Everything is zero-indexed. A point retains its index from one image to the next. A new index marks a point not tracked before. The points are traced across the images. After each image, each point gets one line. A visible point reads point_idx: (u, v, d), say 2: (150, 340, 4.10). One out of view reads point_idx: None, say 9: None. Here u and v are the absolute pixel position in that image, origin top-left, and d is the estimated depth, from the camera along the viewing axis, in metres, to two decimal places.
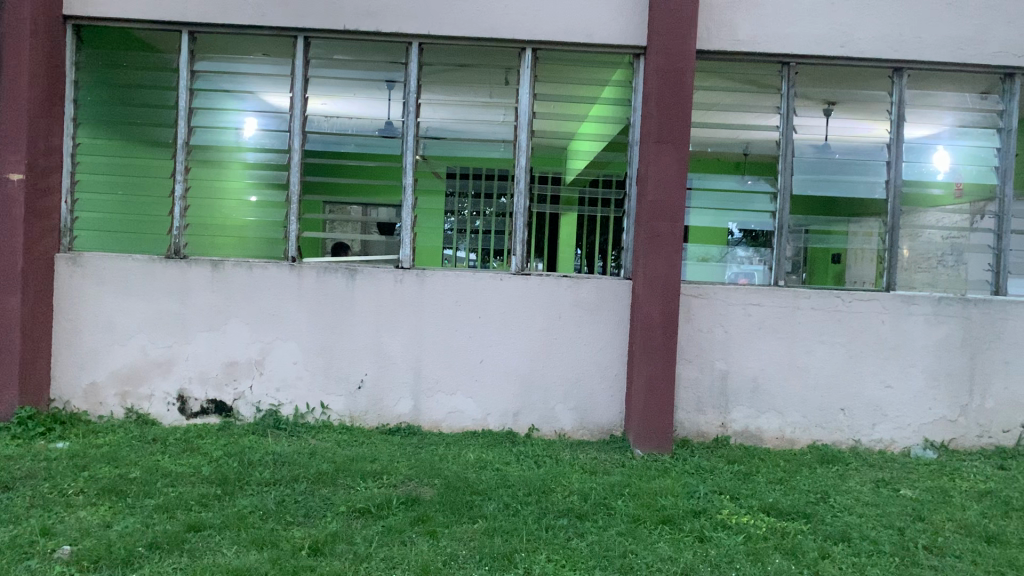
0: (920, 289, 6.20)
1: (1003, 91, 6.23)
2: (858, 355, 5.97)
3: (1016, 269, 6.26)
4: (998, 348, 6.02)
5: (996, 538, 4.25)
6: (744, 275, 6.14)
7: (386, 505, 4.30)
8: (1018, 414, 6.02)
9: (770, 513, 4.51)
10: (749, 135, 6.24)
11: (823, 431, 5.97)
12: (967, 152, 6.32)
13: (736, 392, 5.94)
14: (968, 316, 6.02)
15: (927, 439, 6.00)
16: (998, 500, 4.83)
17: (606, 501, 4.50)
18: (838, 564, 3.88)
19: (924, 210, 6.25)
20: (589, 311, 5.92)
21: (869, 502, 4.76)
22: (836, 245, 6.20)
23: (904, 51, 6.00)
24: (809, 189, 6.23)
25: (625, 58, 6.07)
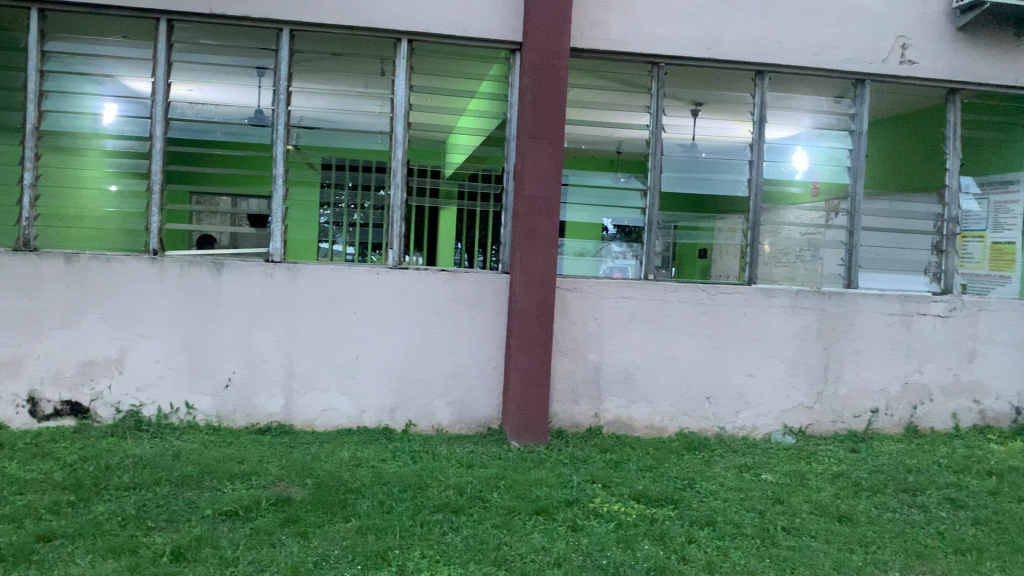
0: (780, 283, 6.48)
1: (855, 96, 6.60)
2: (723, 345, 6.22)
3: (867, 264, 6.65)
4: (850, 338, 6.40)
5: (847, 517, 4.52)
6: (618, 270, 6.28)
7: (255, 506, 4.17)
8: (866, 400, 6.42)
9: (640, 501, 4.64)
10: (622, 133, 6.37)
11: (690, 419, 6.18)
12: (824, 153, 6.66)
13: (609, 383, 6.07)
14: (823, 308, 6.36)
15: (786, 425, 6.31)
16: (849, 482, 5.13)
17: (482, 494, 4.51)
18: (703, 547, 4.03)
19: (784, 208, 6.56)
20: (466, 305, 5.91)
21: (732, 487, 4.97)
22: (702, 241, 6.44)
23: (766, 54, 6.27)
24: (677, 187, 6.42)
25: (502, 53, 6.09)
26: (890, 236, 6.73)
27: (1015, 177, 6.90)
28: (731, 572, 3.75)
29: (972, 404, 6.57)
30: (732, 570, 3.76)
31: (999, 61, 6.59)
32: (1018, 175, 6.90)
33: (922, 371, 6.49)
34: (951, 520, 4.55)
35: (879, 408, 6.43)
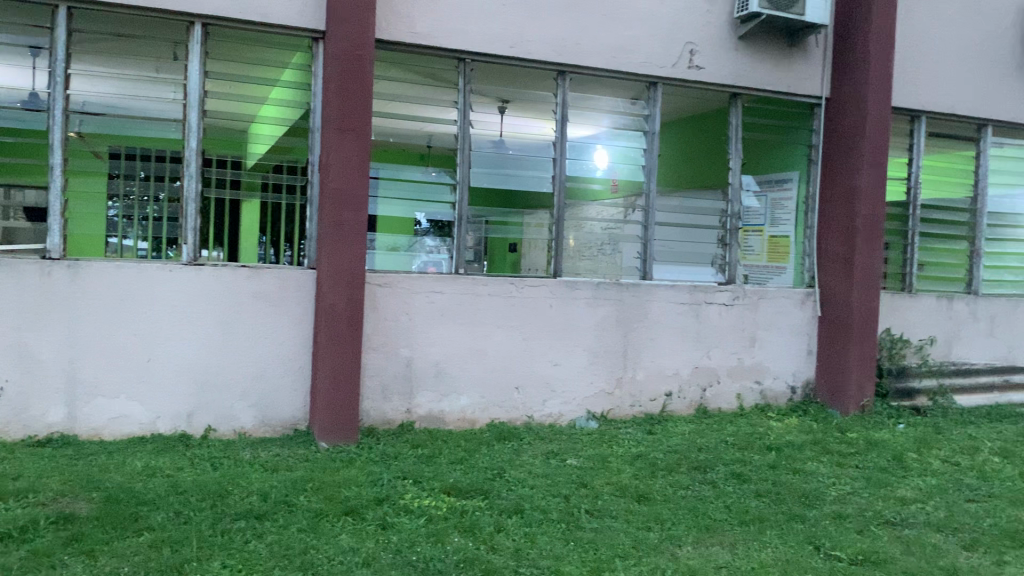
0: (584, 275, 6.71)
1: (649, 98, 6.94)
2: (531, 337, 6.37)
3: (660, 257, 7.05)
4: (646, 327, 6.75)
5: (645, 496, 4.76)
6: (432, 264, 6.27)
7: (32, 527, 3.81)
8: (662, 384, 6.80)
9: (450, 493, 4.67)
10: (432, 128, 6.35)
11: (499, 410, 6.29)
12: (622, 152, 6.96)
13: (420, 377, 6.06)
14: (622, 299, 6.67)
15: (590, 411, 6.57)
16: (648, 462, 5.41)
17: (288, 498, 4.37)
18: (512, 535, 4.11)
19: (586, 204, 6.81)
20: (269, 303, 5.70)
21: (539, 474, 5.10)
22: (512, 236, 6.56)
23: (567, 55, 6.48)
24: (485, 182, 6.50)
25: (304, 42, 5.91)
26: (682, 230, 7.16)
27: (788, 177, 7.58)
28: (538, 557, 3.85)
29: (754, 385, 7.13)
30: (539, 555, 3.86)
31: (774, 69, 7.17)
32: (790, 175, 7.58)
33: (711, 355, 6.96)
34: (737, 493, 4.91)
35: (673, 391, 6.83)
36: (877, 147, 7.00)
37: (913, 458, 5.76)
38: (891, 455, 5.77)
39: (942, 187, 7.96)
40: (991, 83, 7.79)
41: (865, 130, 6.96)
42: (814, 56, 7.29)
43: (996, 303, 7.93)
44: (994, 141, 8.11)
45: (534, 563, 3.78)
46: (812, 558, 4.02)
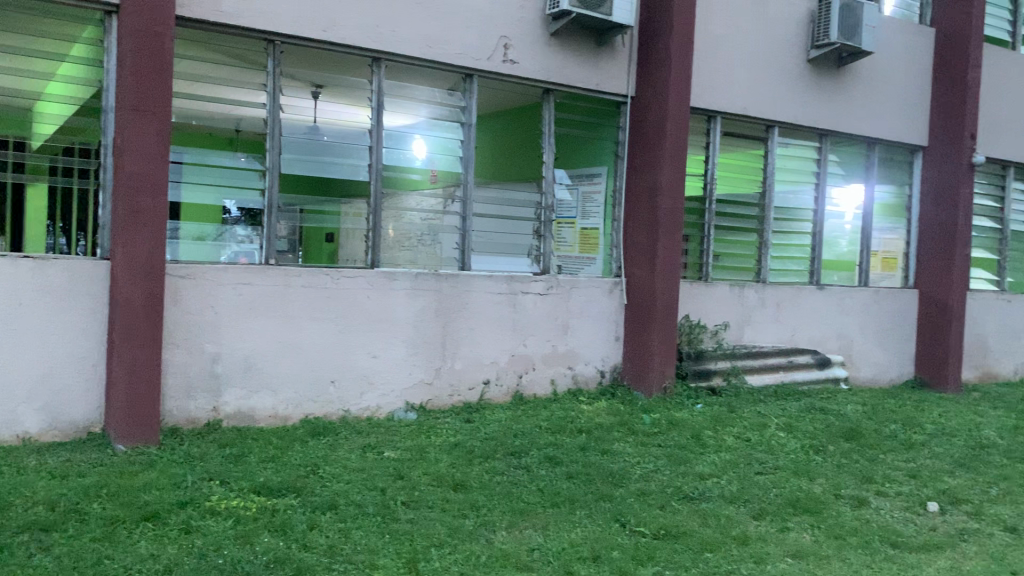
0: (402, 266, 6.66)
1: (465, 90, 6.99)
2: (346, 329, 6.25)
3: (477, 247, 7.10)
4: (463, 317, 6.79)
5: (461, 484, 4.80)
6: (243, 255, 6.03)
7: None
8: (479, 373, 6.88)
9: (260, 493, 4.50)
10: (240, 111, 6.08)
11: (314, 405, 6.14)
12: (439, 143, 6.95)
13: (228, 374, 5.79)
14: (440, 289, 6.67)
15: (408, 402, 6.54)
16: (464, 451, 5.46)
17: (79, 507, 4.05)
18: (325, 532, 4.03)
19: (405, 193, 6.74)
20: (58, 297, 5.25)
21: (355, 468, 5.02)
22: (329, 225, 6.40)
23: (382, 43, 6.39)
24: (296, 169, 6.29)
25: (96, 15, 5.45)
26: (498, 222, 7.24)
27: (597, 172, 7.85)
28: (352, 552, 3.79)
29: (566, 371, 7.36)
30: (353, 550, 3.81)
31: (584, 67, 7.40)
32: (599, 169, 7.85)
33: (526, 343, 7.11)
34: (550, 476, 5.05)
35: (490, 380, 6.93)
36: (677, 144, 7.41)
37: (710, 436, 6.16)
38: (690, 434, 6.14)
39: (735, 183, 8.52)
40: (778, 87, 8.42)
41: (666, 129, 7.35)
42: (621, 55, 7.60)
43: (781, 290, 8.60)
44: (781, 141, 8.76)
45: (348, 558, 3.72)
46: (618, 535, 4.21)
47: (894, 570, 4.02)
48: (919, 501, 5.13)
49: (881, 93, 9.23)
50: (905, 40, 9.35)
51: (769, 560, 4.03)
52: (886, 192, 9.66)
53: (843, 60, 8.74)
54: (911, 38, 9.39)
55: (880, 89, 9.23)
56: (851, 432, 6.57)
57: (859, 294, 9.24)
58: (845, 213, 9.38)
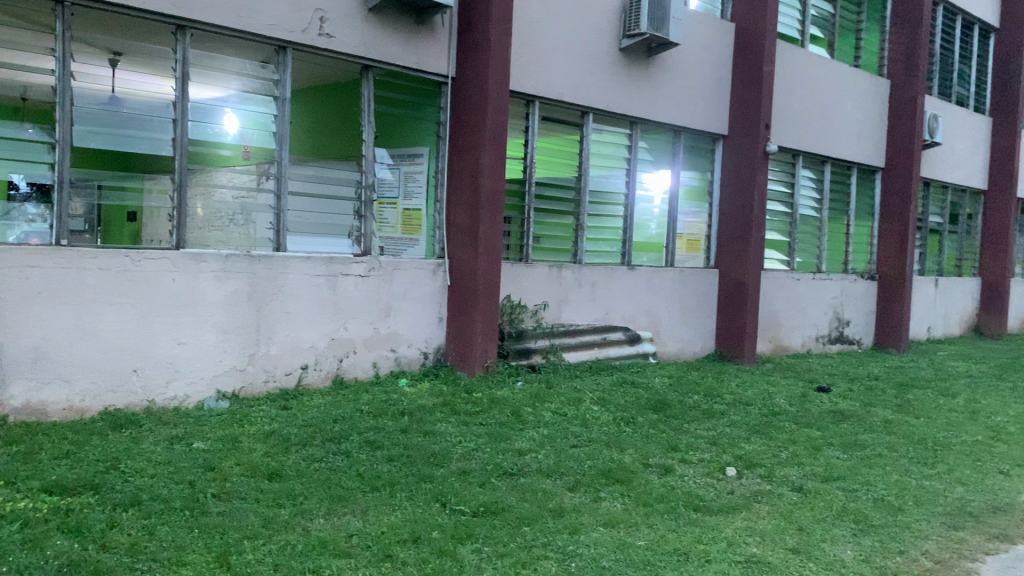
0: (213, 247, 6.34)
1: (278, 63, 6.70)
2: (149, 315, 5.86)
3: (294, 227, 6.86)
4: (279, 300, 6.55)
5: (276, 473, 4.64)
6: (34, 235, 5.52)
7: None
8: (296, 358, 6.68)
9: (53, 492, 4.15)
10: (26, 78, 5.54)
11: (115, 396, 5.73)
12: (250, 117, 6.64)
13: (14, 364, 5.31)
14: (253, 271, 6.40)
15: (219, 391, 6.25)
16: (280, 438, 5.28)
17: None
18: (127, 530, 3.78)
19: (215, 169, 6.41)
20: None
21: (161, 461, 4.73)
22: (130, 202, 6.02)
23: (186, 10, 6.01)
24: (89, 142, 5.78)
25: None
26: (316, 201, 7.02)
27: (420, 152, 7.80)
28: (157, 550, 3.58)
29: (388, 353, 7.28)
30: (159, 548, 3.60)
31: (403, 45, 7.27)
32: (421, 150, 7.80)
33: (346, 327, 6.97)
34: (370, 460, 4.98)
35: (308, 364, 6.75)
36: (497, 126, 7.48)
37: (529, 412, 6.30)
38: (509, 411, 6.25)
39: (553, 166, 8.72)
40: (592, 74, 8.68)
41: (486, 111, 7.40)
42: (441, 34, 7.54)
43: (596, 271, 8.91)
44: (595, 126, 9.03)
45: (152, 557, 3.51)
46: (438, 515, 4.22)
47: (696, 533, 4.28)
48: (719, 467, 5.49)
49: (687, 84, 9.72)
50: (708, 33, 9.88)
51: (583, 531, 4.17)
52: (691, 178, 10.20)
53: (652, 50, 9.12)
54: (713, 32, 9.94)
55: (686, 79, 9.71)
56: (658, 404, 6.94)
57: (666, 273, 9.73)
58: (654, 197, 9.83)
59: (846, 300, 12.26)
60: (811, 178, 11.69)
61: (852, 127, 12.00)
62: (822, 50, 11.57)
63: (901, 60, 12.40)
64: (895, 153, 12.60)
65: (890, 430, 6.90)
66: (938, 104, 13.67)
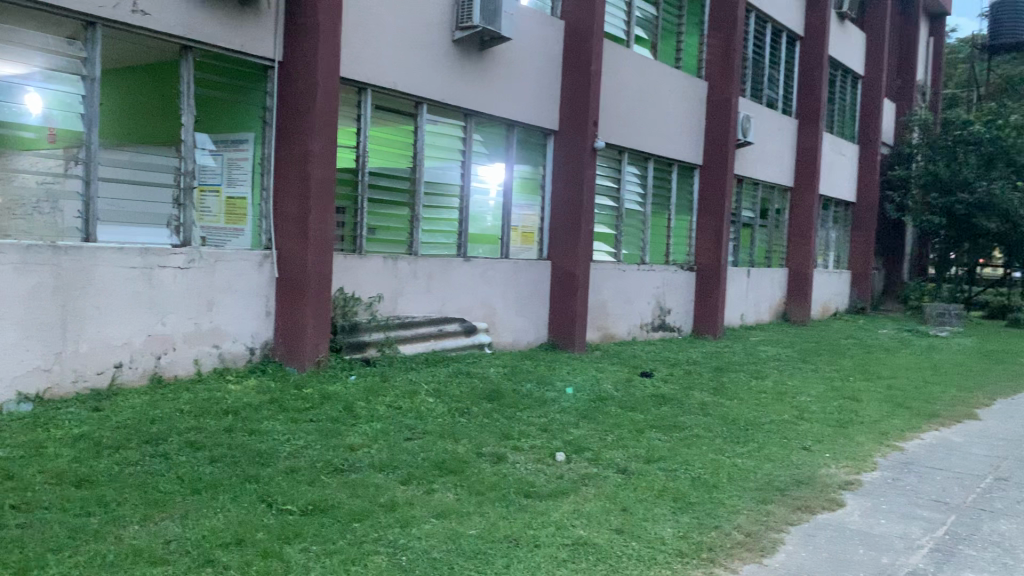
0: (14, 237, 5.83)
1: (86, 40, 6.22)
2: None
3: (104, 216, 6.41)
4: (90, 294, 6.10)
5: (86, 480, 4.33)
6: None
7: None
8: (109, 356, 6.25)
9: None
10: None
11: None
12: (55, 97, 6.11)
13: None
14: (59, 263, 5.91)
15: (20, 393, 5.74)
16: (91, 442, 4.92)
17: None
18: None
19: (12, 153, 5.92)
20: None
21: None
22: None
23: None
24: None
25: None
26: (132, 188, 6.59)
27: (244, 138, 7.48)
28: None
29: (211, 349, 6.96)
30: None
31: (226, 26, 6.92)
32: (246, 135, 7.49)
33: (164, 322, 6.60)
34: (191, 462, 4.74)
35: (122, 363, 6.34)
36: (327, 114, 7.30)
37: (361, 406, 6.20)
38: (341, 407, 6.12)
39: (387, 156, 8.59)
40: (425, 64, 8.63)
41: (316, 98, 7.21)
42: (267, 17, 7.23)
43: (431, 262, 8.88)
44: (429, 118, 8.98)
45: None
46: (264, 516, 4.07)
47: (527, 519, 4.36)
48: (549, 452, 5.62)
49: (519, 78, 9.86)
50: (539, 29, 10.06)
51: (415, 523, 4.15)
52: (524, 171, 10.34)
53: (484, 43, 9.19)
54: (544, 28, 10.13)
55: (518, 74, 9.85)
56: (491, 394, 7.01)
57: (501, 265, 9.84)
58: (489, 189, 9.91)
59: (668, 290, 12.87)
60: (636, 173, 12.16)
61: (674, 125, 12.60)
62: (646, 51, 12.06)
63: (718, 63, 13.14)
64: (712, 150, 13.33)
65: (707, 411, 7.31)
66: (750, 106, 14.58)
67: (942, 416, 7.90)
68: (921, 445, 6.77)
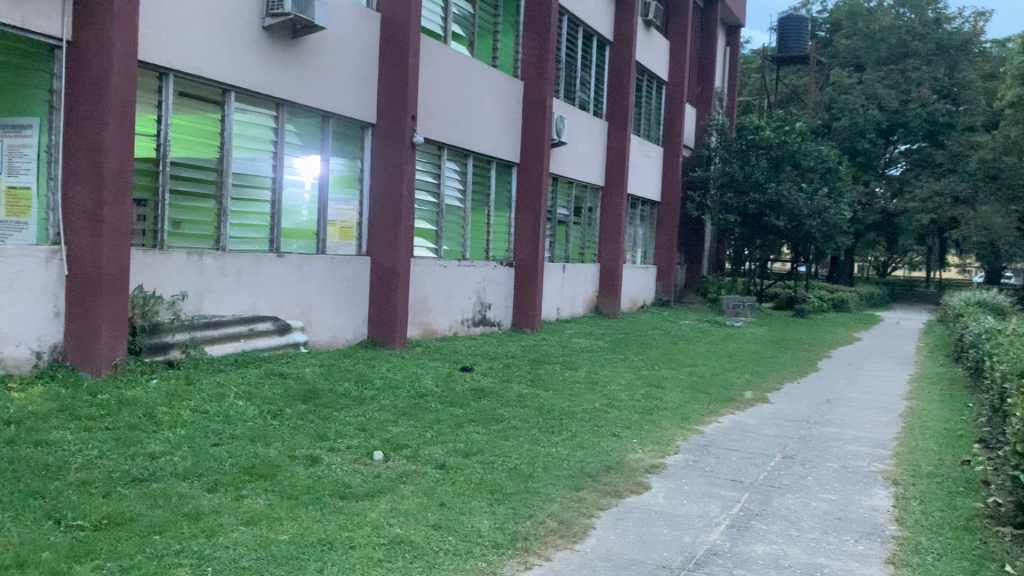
0: None
1: None
2: None
3: None
4: None
5: None
6: None
7: None
8: None
9: None
10: None
11: None
12: None
13: None
14: None
15: None
16: None
17: None
18: None
19: None
20: None
21: None
22: None
23: None
24: None
25: None
26: None
27: (29, 123, 6.81)
28: None
29: None
30: None
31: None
32: (30, 120, 6.81)
33: None
34: None
35: None
36: (124, 101, 6.85)
37: (164, 412, 5.84)
38: (141, 413, 5.73)
39: (193, 146, 8.13)
40: (232, 50, 8.25)
41: (111, 81, 6.73)
42: None
43: (240, 258, 8.50)
44: (238, 106, 8.58)
45: None
46: (49, 534, 3.74)
47: (341, 520, 4.26)
48: (366, 452, 5.53)
49: (335, 69, 9.64)
50: (354, 19, 9.86)
51: (222, 532, 3.96)
52: (341, 165, 10.10)
53: (297, 32, 8.93)
54: (359, 19, 9.94)
55: (333, 64, 9.61)
56: (306, 394, 6.82)
57: (316, 260, 9.58)
58: (304, 182, 9.61)
59: (487, 286, 13.02)
60: (455, 170, 12.20)
61: (492, 123, 12.78)
62: (463, 47, 12.12)
63: (532, 63, 13.44)
64: (528, 148, 13.61)
65: (523, 403, 7.47)
66: (563, 106, 15.02)
67: (737, 400, 8.50)
68: (719, 427, 7.24)
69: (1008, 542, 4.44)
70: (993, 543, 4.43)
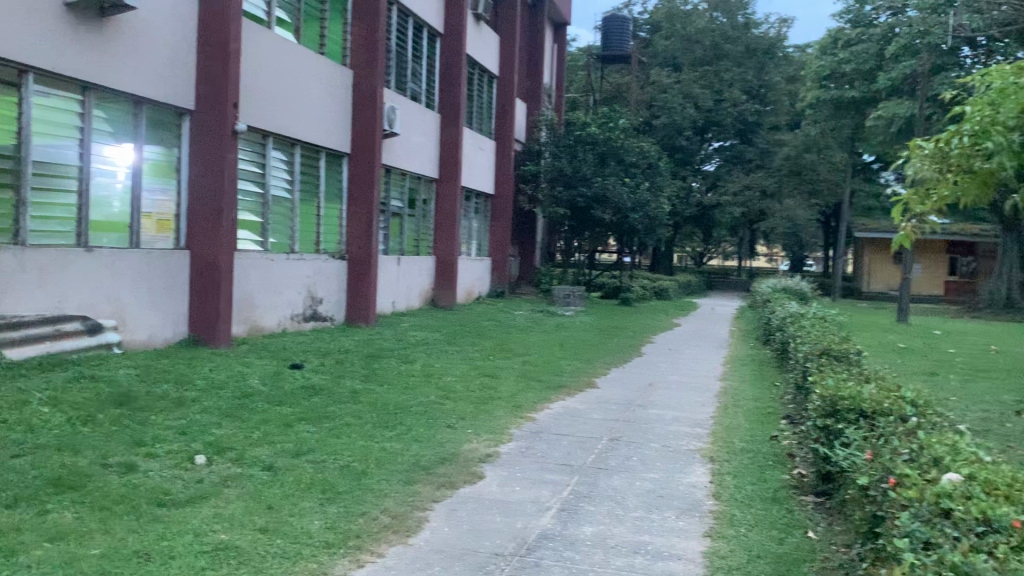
0: None
1: None
2: None
3: None
4: None
5: None
6: None
7: None
8: None
9: None
10: None
11: None
12: None
13: None
14: None
15: None
16: None
17: None
18: None
19: None
20: None
21: None
22: None
23: None
24: None
25: None
26: None
27: None
28: None
29: None
30: None
31: None
32: None
33: None
34: None
35: None
36: None
37: None
38: None
39: None
40: (29, 28, 7.59)
41: None
42: None
43: (42, 253, 7.86)
44: (37, 89, 7.92)
45: None
46: None
47: (160, 530, 4.03)
48: (188, 456, 5.26)
49: (149, 52, 9.08)
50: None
51: (24, 551, 3.65)
52: (156, 153, 9.53)
53: (104, 11, 8.32)
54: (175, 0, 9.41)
55: (146, 47, 9.05)
56: (120, 398, 6.40)
57: (130, 255, 9.00)
58: (115, 172, 9.00)
59: (318, 279, 12.70)
60: (282, 159, 11.81)
61: (321, 113, 12.46)
62: (288, 33, 11.74)
63: (362, 53, 13.23)
64: (358, 139, 13.38)
65: (357, 399, 7.35)
66: (394, 97, 14.86)
67: (568, 387, 8.74)
68: (551, 414, 7.42)
69: (811, 509, 4.81)
70: (799, 511, 4.79)
